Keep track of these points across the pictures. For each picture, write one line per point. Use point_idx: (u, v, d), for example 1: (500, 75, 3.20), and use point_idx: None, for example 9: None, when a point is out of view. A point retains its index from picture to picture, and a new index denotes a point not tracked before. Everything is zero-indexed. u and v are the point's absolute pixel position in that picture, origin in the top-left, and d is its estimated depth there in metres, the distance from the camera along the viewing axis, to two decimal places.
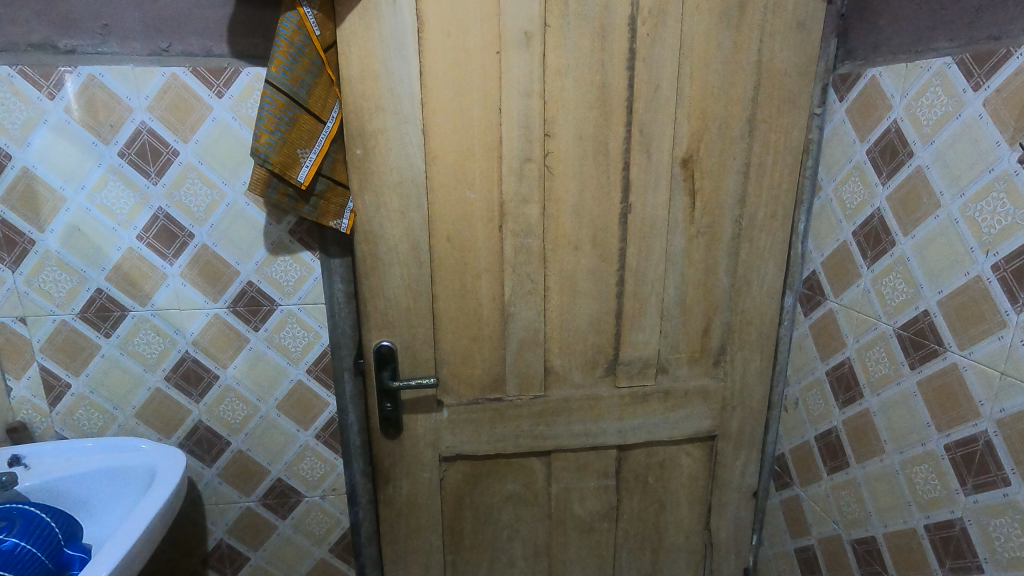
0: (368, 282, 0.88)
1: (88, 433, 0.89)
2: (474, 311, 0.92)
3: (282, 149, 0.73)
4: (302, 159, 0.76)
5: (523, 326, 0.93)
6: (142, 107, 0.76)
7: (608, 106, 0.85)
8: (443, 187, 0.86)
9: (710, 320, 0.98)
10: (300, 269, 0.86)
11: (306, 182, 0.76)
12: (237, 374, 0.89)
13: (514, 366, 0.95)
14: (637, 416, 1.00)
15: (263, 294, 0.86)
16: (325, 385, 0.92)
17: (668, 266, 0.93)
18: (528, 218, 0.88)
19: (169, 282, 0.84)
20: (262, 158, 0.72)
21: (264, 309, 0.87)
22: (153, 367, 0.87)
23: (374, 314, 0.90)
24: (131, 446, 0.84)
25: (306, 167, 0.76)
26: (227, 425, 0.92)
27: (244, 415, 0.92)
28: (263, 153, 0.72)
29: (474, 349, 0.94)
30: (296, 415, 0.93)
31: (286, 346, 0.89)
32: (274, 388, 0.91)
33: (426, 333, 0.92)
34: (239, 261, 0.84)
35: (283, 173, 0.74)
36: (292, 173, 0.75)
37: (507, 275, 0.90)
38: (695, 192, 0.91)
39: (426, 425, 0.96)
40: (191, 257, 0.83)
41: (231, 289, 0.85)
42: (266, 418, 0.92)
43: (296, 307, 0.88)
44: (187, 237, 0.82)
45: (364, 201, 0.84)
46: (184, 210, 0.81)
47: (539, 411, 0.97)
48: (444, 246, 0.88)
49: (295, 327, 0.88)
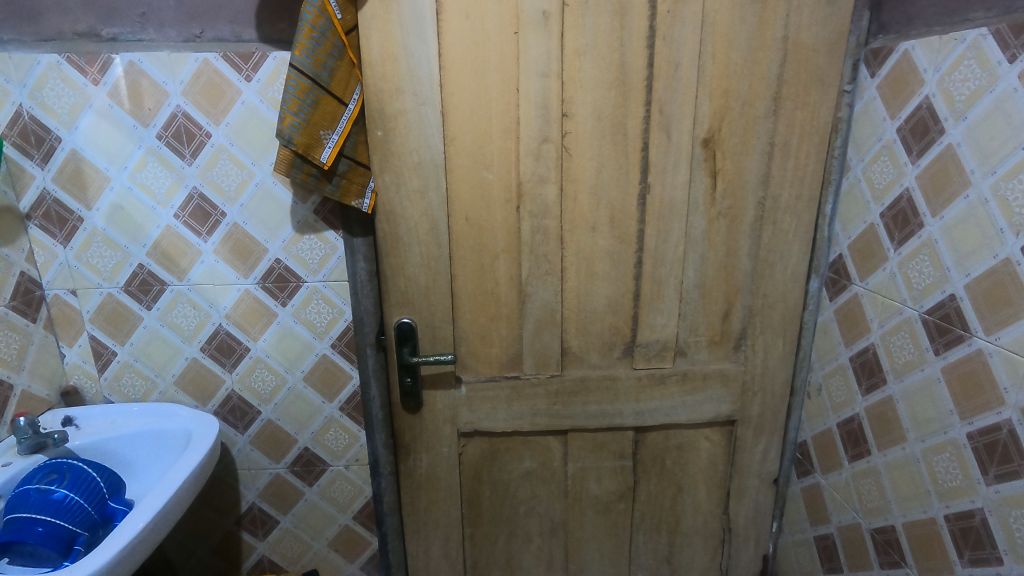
0: (389, 261, 0.91)
1: (133, 398, 0.95)
2: (492, 291, 0.94)
3: (306, 131, 0.77)
4: (324, 138, 0.79)
5: (540, 306, 0.95)
6: (178, 92, 0.81)
7: (626, 86, 0.84)
8: (461, 168, 0.87)
9: (731, 303, 0.96)
10: (324, 247, 0.89)
11: (329, 161, 0.79)
12: (266, 347, 0.94)
13: (531, 345, 0.97)
14: (654, 398, 1.00)
15: (289, 271, 0.90)
16: (349, 359, 0.96)
17: (688, 248, 0.93)
18: (547, 198, 0.89)
19: (203, 259, 0.89)
20: (287, 138, 0.75)
21: (291, 286, 0.91)
22: (189, 339, 0.93)
23: (394, 291, 0.93)
24: (171, 411, 0.91)
25: (330, 147, 0.79)
26: (258, 397, 0.96)
27: (273, 386, 0.96)
28: (287, 135, 0.75)
29: (492, 328, 0.96)
30: (321, 388, 0.97)
31: (312, 322, 0.93)
32: (300, 360, 0.95)
33: (446, 311, 0.94)
34: (267, 239, 0.88)
35: (308, 153, 0.77)
36: (316, 154, 0.78)
37: (525, 255, 0.92)
38: (717, 173, 0.89)
39: (445, 401, 0.99)
40: (224, 235, 0.88)
41: (261, 265, 0.90)
42: (293, 389, 0.96)
43: (320, 284, 0.91)
44: (220, 216, 0.87)
45: (385, 181, 0.87)
46: (217, 190, 0.86)
47: (555, 390, 0.99)
48: (463, 226, 0.90)
49: (320, 303, 0.92)
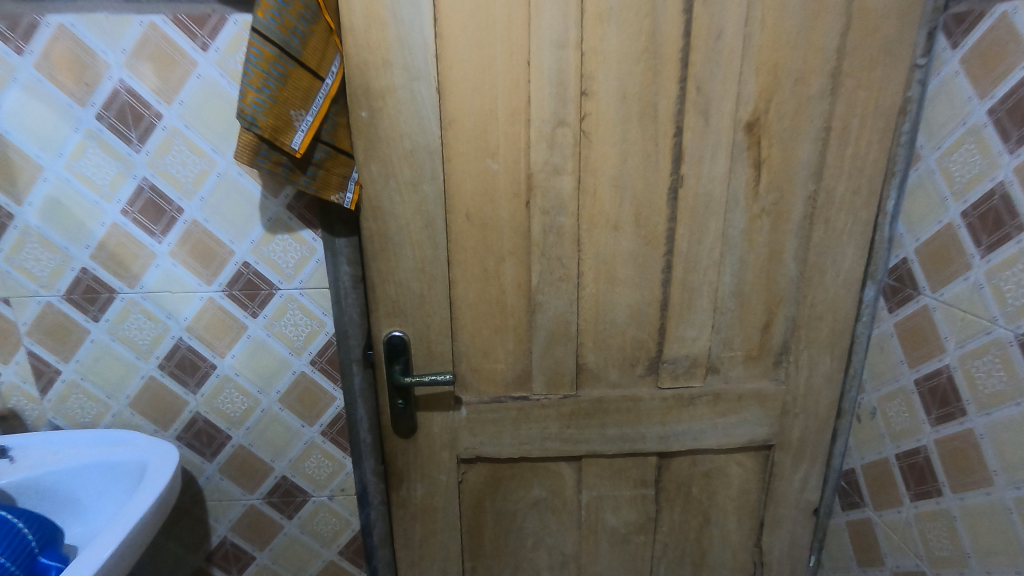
0: (377, 265, 0.78)
1: (82, 422, 0.82)
2: (497, 299, 0.81)
3: (273, 111, 0.63)
4: (295, 120, 0.65)
5: (552, 317, 0.82)
6: (120, 63, 0.67)
7: (658, 58, 0.71)
8: (462, 157, 0.74)
9: (772, 314, 0.83)
10: (300, 250, 0.76)
11: (302, 148, 0.66)
12: (235, 363, 0.81)
13: (541, 361, 0.84)
14: (681, 420, 0.88)
15: (260, 276, 0.77)
16: (332, 378, 0.83)
17: (724, 251, 0.80)
18: (562, 192, 0.76)
19: (158, 262, 0.76)
20: (250, 120, 0.62)
21: (262, 294, 0.78)
22: (146, 355, 0.80)
23: (383, 300, 0.80)
24: (125, 439, 0.78)
25: (303, 131, 0.66)
26: (227, 420, 0.84)
27: (244, 408, 0.84)
28: (249, 115, 0.62)
29: (497, 342, 0.83)
30: (300, 410, 0.84)
31: (288, 335, 0.80)
32: (275, 379, 0.82)
33: (443, 323, 0.81)
34: (233, 239, 0.75)
35: (276, 137, 0.64)
36: (287, 139, 0.65)
37: (535, 259, 0.79)
38: (761, 163, 0.76)
39: (443, 424, 0.86)
40: (181, 234, 0.75)
41: (226, 270, 0.77)
42: (268, 411, 0.84)
43: (297, 291, 0.78)
44: (176, 212, 0.74)
45: (370, 171, 0.73)
46: (172, 182, 0.72)
47: (568, 412, 0.86)
48: (464, 225, 0.77)
49: (297, 314, 0.79)
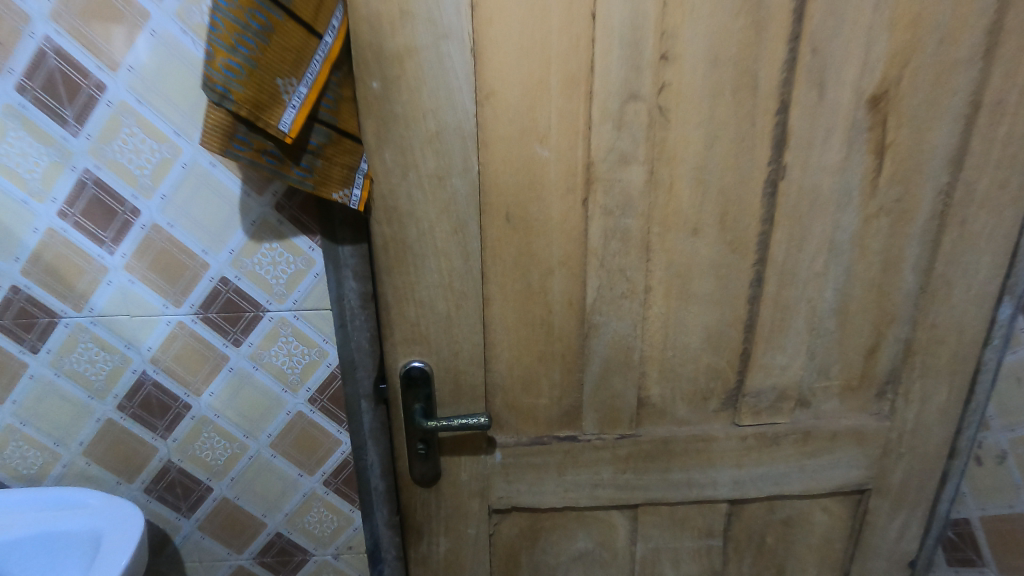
0: (392, 280, 0.61)
1: (26, 475, 0.66)
2: (543, 321, 0.64)
3: (253, 80, 0.46)
4: (284, 94, 0.48)
5: (611, 342, 0.65)
6: (45, 15, 0.49)
7: (764, 10, 0.53)
8: (503, 142, 0.57)
9: (881, 336, 0.67)
10: (294, 263, 0.60)
11: (293, 132, 0.49)
12: (215, 403, 0.65)
13: (594, 395, 0.68)
14: (761, 463, 0.72)
15: (243, 295, 0.60)
16: (336, 419, 0.67)
17: (829, 260, 0.63)
18: (629, 188, 0.59)
19: (111, 279, 0.59)
20: (219, 92, 0.45)
21: (246, 317, 0.61)
22: (101, 393, 0.63)
23: (400, 323, 0.63)
24: (77, 501, 0.62)
25: (295, 109, 0.49)
26: (207, 470, 0.68)
27: (227, 456, 0.67)
28: (219, 85, 0.44)
29: (541, 373, 0.67)
30: (296, 456, 0.68)
31: (281, 368, 0.64)
32: (265, 421, 0.66)
33: (475, 351, 0.65)
34: (206, 249, 0.58)
35: (257, 117, 0.47)
36: (272, 119, 0.48)
37: (592, 271, 0.62)
38: (886, 148, 0.59)
39: (473, 470, 0.70)
40: (139, 242, 0.58)
41: (199, 288, 0.60)
42: (257, 458, 0.68)
43: (291, 314, 0.62)
44: (130, 215, 0.56)
45: (384, 160, 0.56)
46: (123, 175, 0.55)
47: (626, 455, 0.71)
48: (503, 229, 0.60)
49: (291, 342, 0.63)
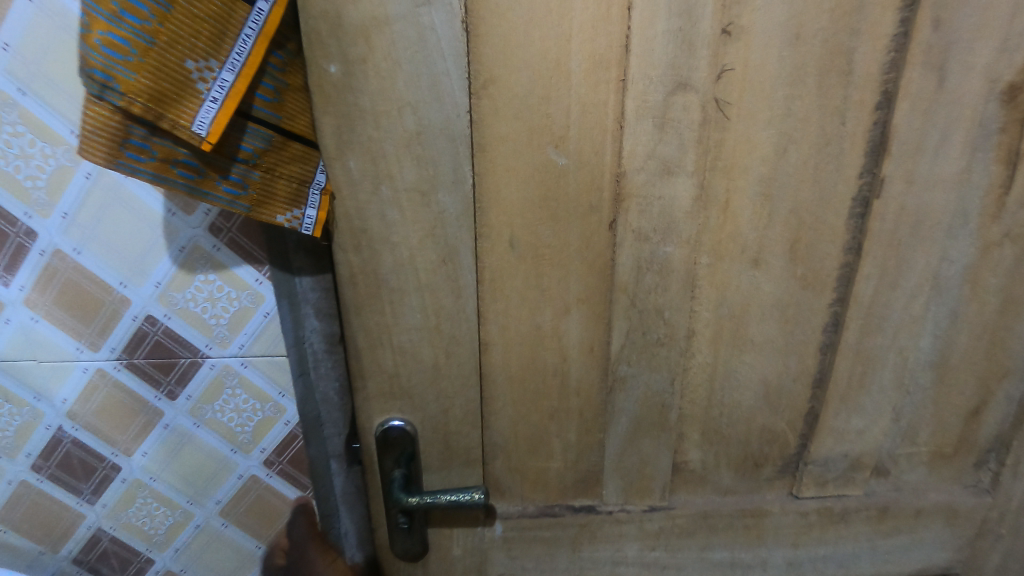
0: (363, 322, 0.47)
1: None
2: (556, 371, 0.51)
3: (148, 63, 0.33)
4: (199, 83, 0.35)
5: (642, 397, 0.52)
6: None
7: None
8: (507, 145, 0.43)
9: (988, 394, 0.53)
10: (237, 307, 0.50)
11: (211, 137, 0.35)
12: (151, 463, 0.56)
13: (619, 460, 0.55)
14: (824, 543, 0.58)
15: (176, 339, 0.51)
16: (298, 484, 0.59)
17: (931, 300, 0.49)
18: (673, 207, 0.45)
19: (9, 317, 0.49)
20: (99, 80, 0.32)
21: (182, 365, 0.52)
22: (10, 450, 0.53)
23: (374, 374, 0.49)
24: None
25: (215, 104, 0.35)
26: (144, 538, 0.59)
27: (169, 524, 0.59)
28: (98, 71, 0.32)
29: (553, 432, 0.54)
30: (252, 525, 0.60)
31: (229, 428, 0.55)
32: (212, 485, 0.58)
33: (469, 408, 0.52)
34: (126, 282, 0.48)
35: (159, 114, 0.34)
36: (183, 118, 0.35)
37: (621, 312, 0.48)
38: (1017, 157, 0.44)
39: (467, 545, 0.58)
40: (40, 276, 0.47)
41: (120, 330, 0.50)
42: (205, 526, 0.60)
43: (236, 362, 0.53)
44: (24, 238, 0.46)
45: (347, 169, 0.42)
46: (13, 189, 0.45)
47: (655, 531, 0.57)
48: (506, 258, 0.46)
49: (238, 396, 0.54)
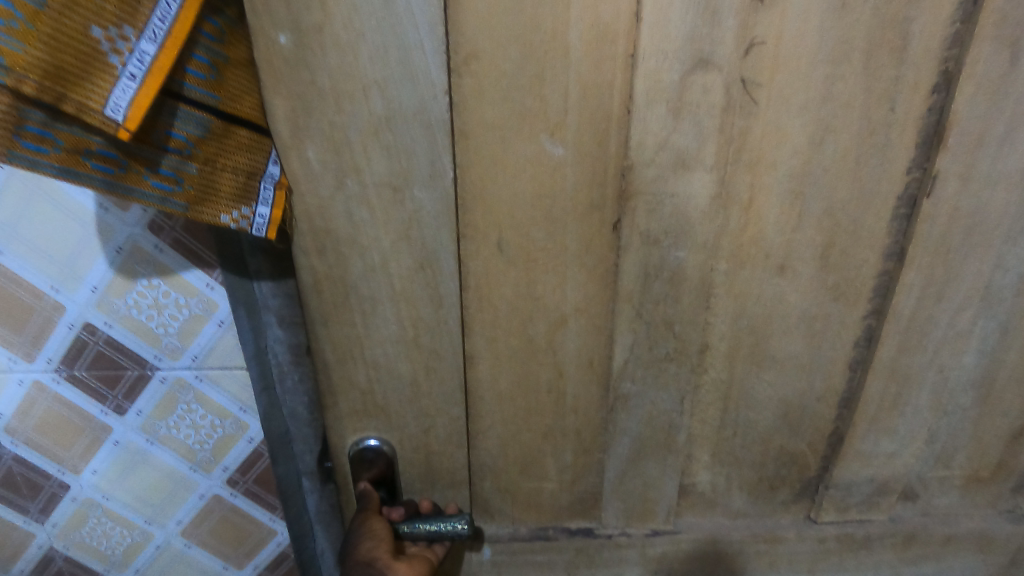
0: (331, 333, 0.41)
1: None
2: (550, 387, 0.45)
3: (41, 31, 0.26)
4: (111, 55, 0.27)
5: (647, 417, 0.46)
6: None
7: None
8: (493, 132, 0.37)
9: None
10: (187, 314, 0.43)
11: (131, 124, 0.28)
12: (100, 484, 0.50)
13: (619, 482, 0.49)
14: (842, 568, 0.53)
15: (119, 349, 0.44)
16: (268, 506, 0.53)
17: (981, 314, 0.43)
18: (687, 206, 0.38)
19: None
20: None
21: (127, 378, 0.46)
22: None
23: (346, 390, 0.44)
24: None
25: (133, 82, 0.28)
26: (102, 558, 0.54)
27: (126, 545, 0.53)
28: None
29: (547, 453, 0.48)
30: (219, 546, 0.54)
31: (188, 447, 0.49)
32: (172, 506, 0.52)
33: (453, 427, 0.46)
34: (58, 285, 0.42)
35: (61, 95, 0.27)
36: (93, 100, 0.28)
37: (626, 324, 0.42)
38: None
39: (453, 567, 0.53)
40: None
41: (55, 338, 0.44)
42: (167, 548, 0.54)
43: (190, 374, 0.46)
44: None
45: (306, 159, 0.36)
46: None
47: (658, 555, 0.53)
48: (495, 263, 0.40)
49: (195, 413, 0.48)
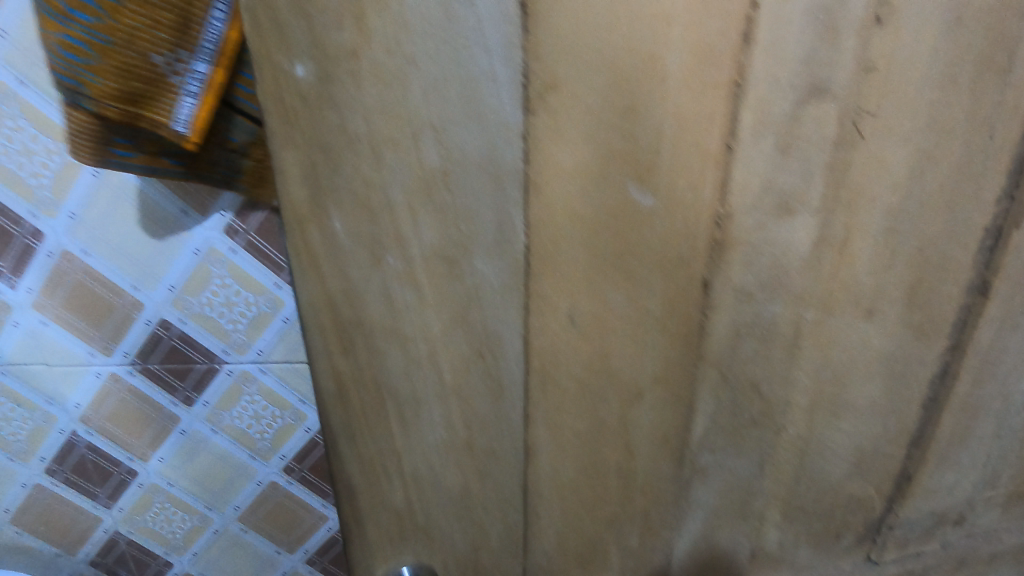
0: (360, 448, 0.31)
1: None
2: (619, 470, 0.38)
3: (119, 60, 0.30)
4: (172, 76, 0.31)
5: (723, 485, 0.41)
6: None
7: None
8: (570, 181, 0.29)
9: None
10: (259, 304, 0.50)
11: (195, 136, 0.32)
12: (167, 471, 0.58)
13: (687, 558, 0.43)
14: None
15: (189, 342, 0.51)
16: (317, 492, 0.61)
17: None
18: (786, 255, 0.33)
19: (17, 320, 0.49)
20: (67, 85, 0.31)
21: (197, 372, 0.52)
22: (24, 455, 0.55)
23: (376, 512, 0.34)
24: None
25: (194, 100, 0.31)
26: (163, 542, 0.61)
27: (187, 528, 0.61)
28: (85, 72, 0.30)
29: (611, 542, 0.41)
30: (272, 530, 0.62)
31: (251, 438, 0.56)
32: (230, 492, 0.59)
33: (506, 532, 0.38)
34: (136, 284, 0.48)
35: (137, 114, 0.32)
36: (162, 115, 0.31)
37: (709, 389, 0.36)
38: None
39: None
40: (45, 276, 0.47)
41: (135, 334, 0.50)
42: (224, 532, 0.62)
43: (253, 367, 0.53)
44: (30, 239, 0.46)
45: (334, 232, 0.26)
46: (16, 188, 0.44)
47: None
48: (564, 338, 0.32)
49: (256, 403, 0.54)
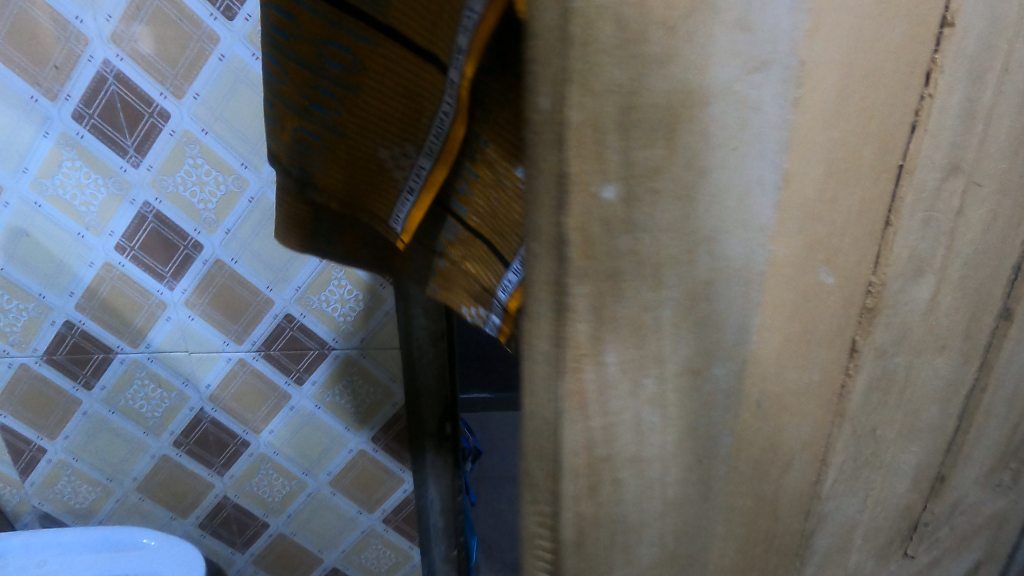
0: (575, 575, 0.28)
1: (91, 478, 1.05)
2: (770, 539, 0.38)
3: (337, 171, 0.44)
4: (395, 178, 0.42)
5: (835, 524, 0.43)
6: (106, 40, 0.72)
7: None
8: (794, 275, 0.27)
9: None
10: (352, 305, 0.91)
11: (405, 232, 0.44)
12: (274, 442, 1.04)
13: None
14: None
15: (307, 332, 0.93)
16: (394, 458, 1.07)
17: None
18: (910, 311, 0.36)
19: (170, 315, 0.91)
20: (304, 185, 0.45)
21: (308, 353, 0.95)
22: (155, 429, 1.01)
23: None
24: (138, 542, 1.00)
25: (409, 198, 0.42)
26: (290, 476, 1.08)
27: (285, 492, 1.09)
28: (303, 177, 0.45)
29: None
30: (355, 494, 1.10)
31: (341, 408, 1.01)
32: (319, 457, 1.06)
33: None
34: (271, 285, 0.89)
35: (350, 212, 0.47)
36: (379, 215, 0.45)
37: (840, 441, 0.38)
38: None
39: None
40: (204, 279, 0.88)
41: (263, 325, 0.92)
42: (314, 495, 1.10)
43: (353, 349, 0.95)
44: (191, 248, 0.85)
45: (601, 359, 0.24)
46: (188, 211, 0.83)
47: None
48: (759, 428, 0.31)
49: (353, 376, 0.98)
